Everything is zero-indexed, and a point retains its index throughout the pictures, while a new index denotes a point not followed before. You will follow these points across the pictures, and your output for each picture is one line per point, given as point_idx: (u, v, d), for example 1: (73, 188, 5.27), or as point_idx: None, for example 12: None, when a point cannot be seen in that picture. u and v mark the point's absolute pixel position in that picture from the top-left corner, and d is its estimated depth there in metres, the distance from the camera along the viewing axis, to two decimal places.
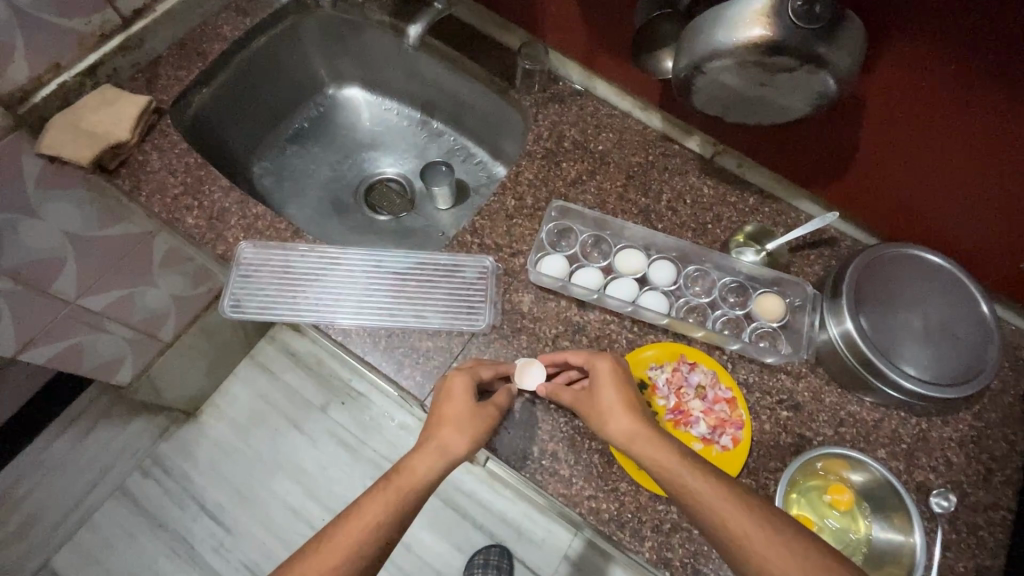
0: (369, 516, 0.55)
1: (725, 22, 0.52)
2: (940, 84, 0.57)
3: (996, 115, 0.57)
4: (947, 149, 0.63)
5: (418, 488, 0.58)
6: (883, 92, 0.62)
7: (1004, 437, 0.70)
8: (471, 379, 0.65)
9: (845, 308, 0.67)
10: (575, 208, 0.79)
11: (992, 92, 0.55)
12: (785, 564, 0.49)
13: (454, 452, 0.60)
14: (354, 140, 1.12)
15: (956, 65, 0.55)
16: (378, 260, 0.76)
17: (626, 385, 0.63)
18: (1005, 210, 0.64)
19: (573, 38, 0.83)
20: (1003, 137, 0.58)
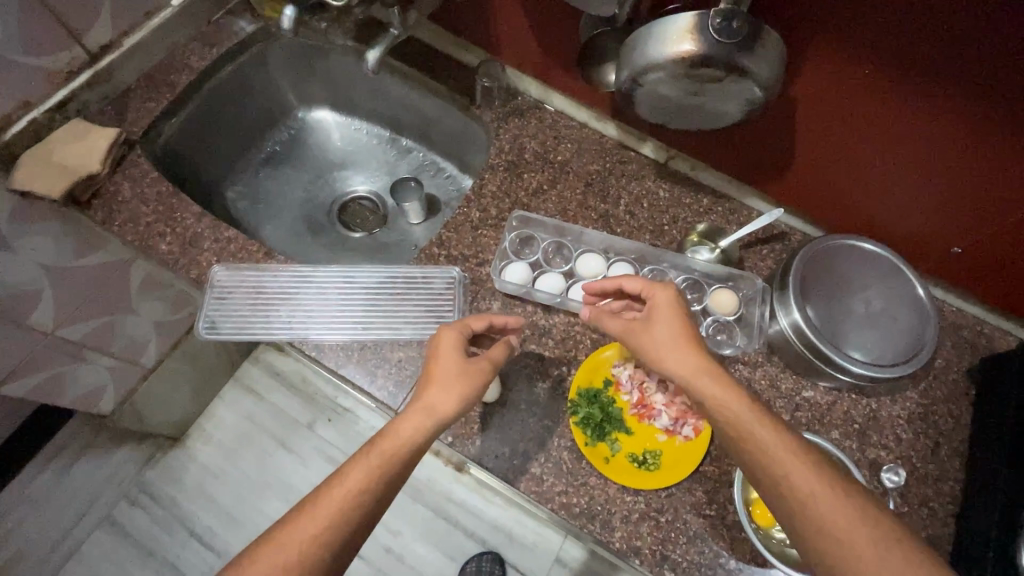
0: (353, 482, 0.55)
1: (655, 38, 0.56)
2: (860, 86, 0.62)
3: (924, 109, 0.60)
4: (883, 142, 0.66)
5: (402, 451, 0.57)
6: (819, 92, 0.65)
7: (949, 412, 0.74)
8: (460, 335, 0.66)
9: (792, 299, 0.71)
10: (535, 217, 0.82)
11: (918, 87, 0.59)
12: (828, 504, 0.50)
13: (440, 412, 0.60)
14: (326, 161, 1.15)
15: (872, 68, 0.60)
16: (349, 276, 0.78)
17: (682, 316, 0.62)
18: (933, 200, 0.69)
19: (528, 54, 0.87)
20: (932, 129, 0.62)
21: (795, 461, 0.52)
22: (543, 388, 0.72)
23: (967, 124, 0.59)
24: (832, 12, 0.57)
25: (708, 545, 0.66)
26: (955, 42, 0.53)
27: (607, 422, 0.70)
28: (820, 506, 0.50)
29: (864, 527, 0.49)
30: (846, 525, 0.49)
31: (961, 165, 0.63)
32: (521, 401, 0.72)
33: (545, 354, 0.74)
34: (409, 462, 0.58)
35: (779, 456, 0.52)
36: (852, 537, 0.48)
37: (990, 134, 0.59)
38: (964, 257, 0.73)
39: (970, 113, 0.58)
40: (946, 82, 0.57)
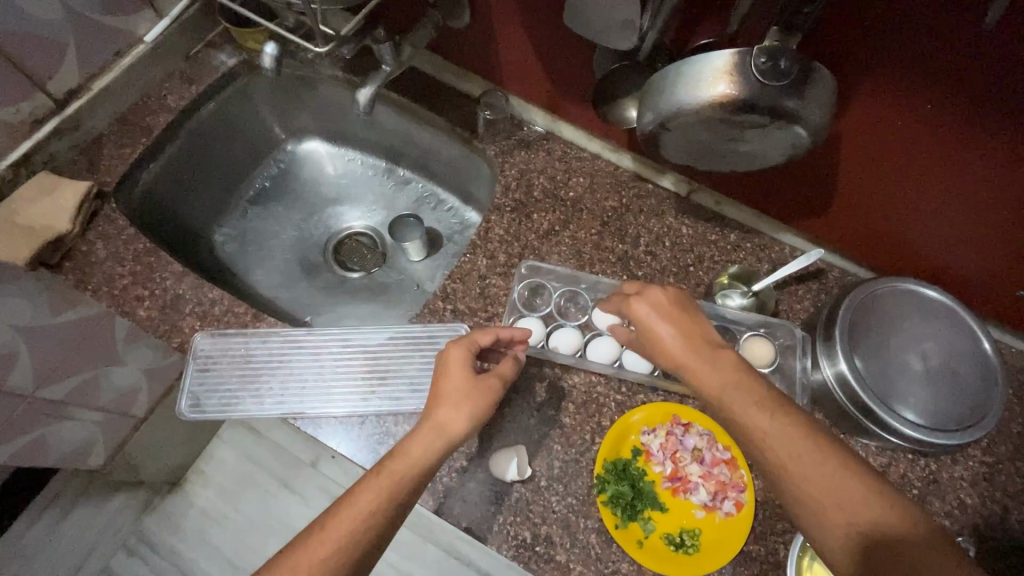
0: (363, 503, 0.48)
1: (686, 77, 0.49)
2: (914, 122, 0.55)
3: (1003, 149, 0.52)
4: (949, 181, 0.58)
5: (413, 472, 0.51)
6: (874, 125, 0.57)
7: (1017, 471, 0.66)
8: (468, 351, 0.60)
9: (839, 349, 0.64)
10: (545, 267, 0.75)
11: (998, 125, 0.50)
12: (798, 467, 0.44)
13: (451, 430, 0.54)
14: (318, 195, 1.08)
15: (930, 103, 0.52)
16: (344, 338, 0.71)
17: (675, 308, 0.55)
18: (998, 241, 0.61)
19: (533, 83, 0.80)
20: (1011, 169, 0.53)
21: (775, 428, 0.45)
22: (566, 461, 0.65)
23: None
24: (897, 41, 0.49)
25: None
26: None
27: (638, 500, 0.62)
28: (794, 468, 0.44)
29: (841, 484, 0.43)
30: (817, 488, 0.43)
31: None
32: (542, 476, 0.65)
33: (565, 421, 0.67)
34: (420, 485, 0.51)
35: (768, 437, 0.45)
36: (842, 515, 0.42)
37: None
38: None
39: None
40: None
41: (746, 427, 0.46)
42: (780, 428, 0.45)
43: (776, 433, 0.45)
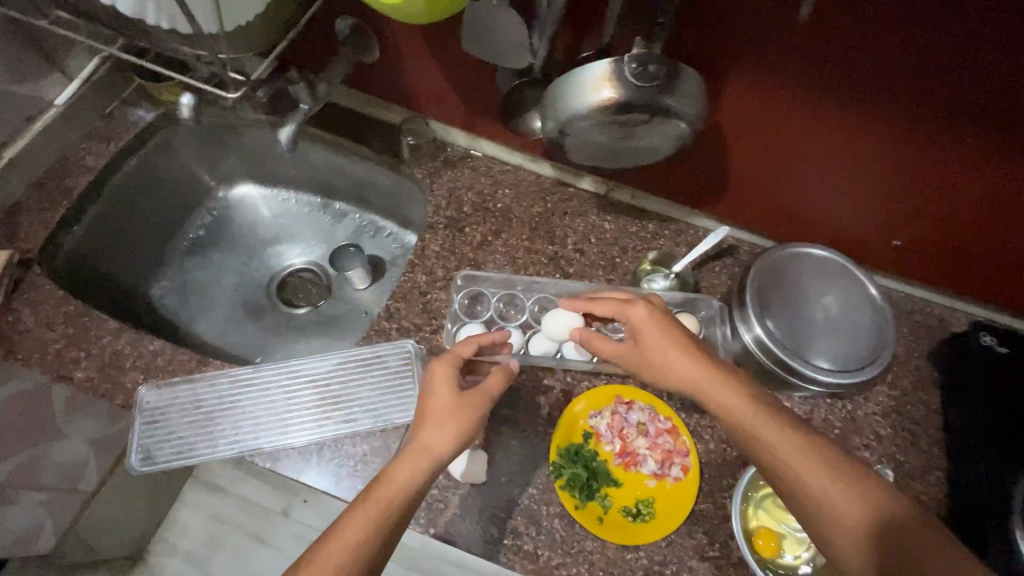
0: (349, 531, 0.50)
1: (573, 88, 0.54)
2: (778, 104, 0.63)
3: (859, 117, 0.61)
4: (822, 151, 0.67)
5: (399, 497, 0.53)
6: (751, 110, 0.65)
7: (921, 400, 0.75)
8: (452, 367, 0.61)
9: (752, 314, 0.71)
10: (481, 274, 0.79)
11: (847, 96, 0.59)
12: (832, 488, 0.51)
13: (437, 450, 0.56)
14: (256, 237, 1.09)
15: (787, 86, 0.61)
16: (293, 369, 0.72)
17: (669, 329, 0.61)
18: (869, 198, 0.71)
19: (450, 107, 0.85)
20: (868, 133, 0.62)
21: (805, 456, 0.53)
22: (523, 455, 0.68)
23: (887, 122, 0.60)
24: (751, 37, 0.57)
25: None
26: (882, 51, 0.54)
27: (593, 480, 0.66)
28: (828, 488, 0.51)
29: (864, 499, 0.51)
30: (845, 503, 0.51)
31: (894, 160, 0.64)
32: (502, 473, 0.67)
33: (518, 417, 0.70)
34: (407, 508, 0.53)
35: (799, 465, 0.53)
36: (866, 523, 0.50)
37: (926, 134, 0.60)
38: (907, 250, 0.75)
39: (891, 112, 0.59)
40: (878, 89, 0.58)
41: (748, 431, 0.55)
42: (787, 440, 0.54)
43: (781, 444, 0.54)
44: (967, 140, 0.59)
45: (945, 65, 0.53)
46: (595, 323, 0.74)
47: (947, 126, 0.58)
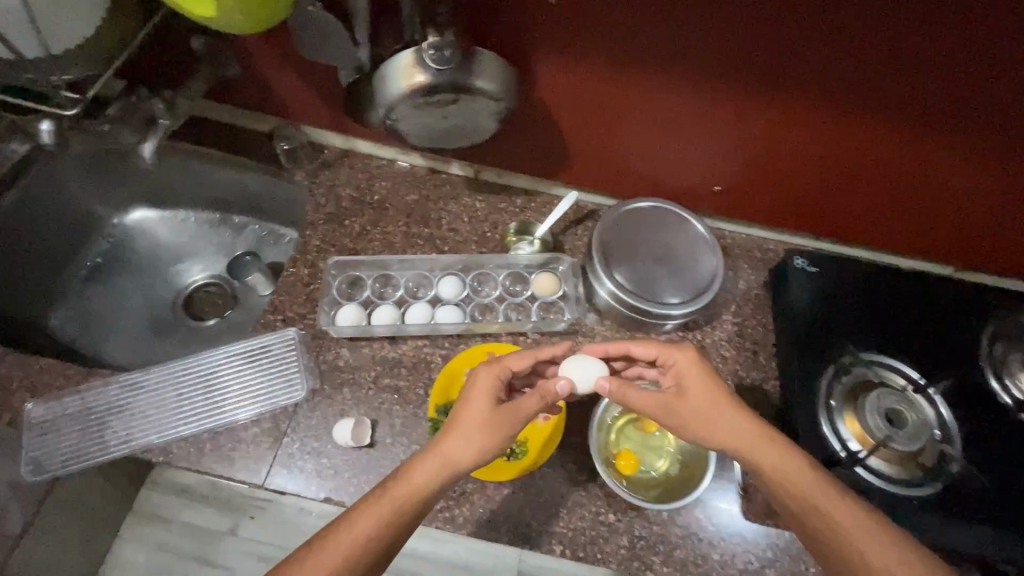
0: (362, 529, 0.54)
1: (387, 78, 0.62)
2: (601, 77, 0.72)
3: (668, 81, 0.70)
4: (647, 113, 0.76)
5: (416, 500, 0.57)
6: (575, 83, 0.73)
7: (761, 322, 0.85)
8: (498, 377, 0.64)
9: (601, 272, 0.79)
10: (352, 259, 0.86)
11: (658, 66, 0.68)
12: (859, 535, 0.56)
13: (459, 460, 0.59)
14: (156, 257, 1.11)
15: (601, 61, 0.69)
16: (181, 368, 0.76)
17: (712, 381, 0.65)
18: (697, 152, 0.81)
19: (316, 113, 0.90)
20: (679, 94, 0.72)
21: (840, 504, 0.57)
22: (406, 417, 0.75)
23: (698, 84, 0.70)
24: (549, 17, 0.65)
25: (587, 510, 0.70)
26: (669, 23, 0.63)
27: None
28: (863, 544, 0.55)
29: (887, 547, 0.55)
30: (873, 552, 0.55)
31: (716, 117, 0.74)
32: (387, 435, 0.74)
33: (400, 383, 0.77)
34: (421, 511, 0.57)
35: (837, 515, 0.57)
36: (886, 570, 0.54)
37: (725, 89, 0.70)
38: (738, 193, 0.86)
39: (697, 76, 0.69)
40: (676, 55, 0.66)
41: (767, 469, 0.60)
42: (799, 468, 0.59)
43: (800, 477, 0.59)
44: (758, 91, 0.69)
45: (721, 29, 0.62)
46: (464, 291, 0.84)
47: (739, 81, 0.68)
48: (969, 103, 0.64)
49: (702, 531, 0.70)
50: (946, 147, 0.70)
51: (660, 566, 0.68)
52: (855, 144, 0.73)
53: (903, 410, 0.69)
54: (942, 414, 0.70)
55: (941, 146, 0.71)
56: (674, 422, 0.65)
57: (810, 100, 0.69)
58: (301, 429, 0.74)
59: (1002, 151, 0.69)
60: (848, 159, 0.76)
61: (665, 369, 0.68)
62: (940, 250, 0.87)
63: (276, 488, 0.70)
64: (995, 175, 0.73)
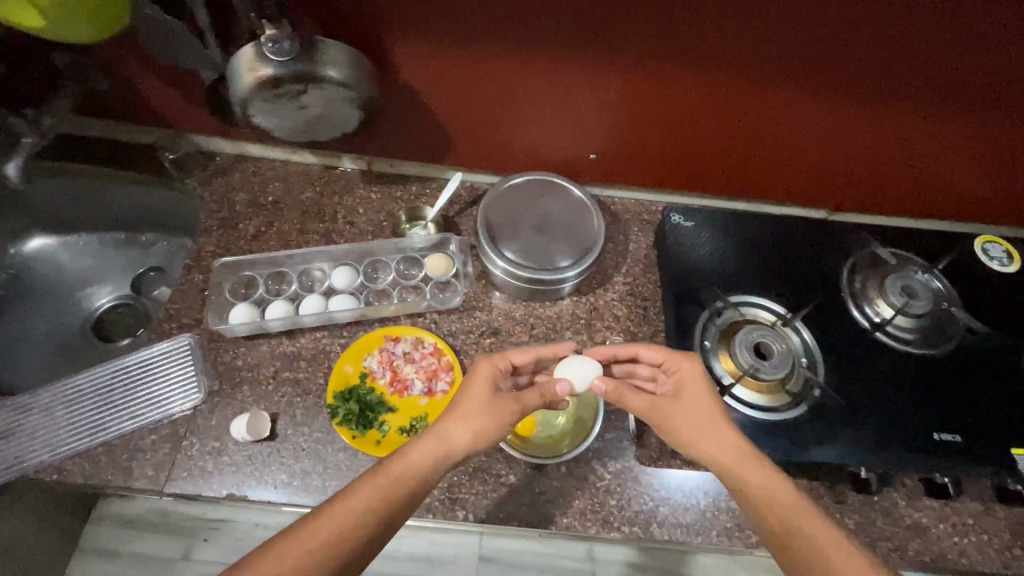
0: (363, 499, 0.55)
1: (234, 75, 0.63)
2: (469, 63, 0.73)
3: (524, 56, 0.72)
4: (513, 89, 0.77)
5: (414, 477, 0.58)
6: (435, 66, 0.74)
7: (649, 280, 0.89)
8: (493, 369, 0.67)
9: (490, 251, 0.80)
10: (242, 259, 0.86)
11: (523, 48, 0.71)
12: (835, 555, 0.54)
13: (456, 444, 0.60)
14: (55, 283, 1.02)
15: (463, 46, 0.71)
16: (72, 385, 0.76)
17: (715, 398, 0.64)
18: (576, 126, 0.84)
19: (197, 121, 0.90)
20: (537, 68, 0.74)
21: (821, 528, 0.56)
22: (307, 406, 0.76)
23: (567, 62, 0.72)
24: (388, 3, 0.66)
25: (489, 473, 0.73)
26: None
27: (369, 410, 0.76)
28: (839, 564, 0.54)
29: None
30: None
31: (592, 91, 0.77)
32: (287, 426, 0.75)
33: (299, 376, 0.78)
34: (421, 492, 0.58)
35: (820, 539, 0.55)
36: None
37: (579, 60, 0.72)
38: (616, 158, 0.89)
39: (563, 54, 0.71)
40: (523, 31, 0.68)
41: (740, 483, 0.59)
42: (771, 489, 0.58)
43: (772, 493, 0.58)
44: (609, 59, 0.71)
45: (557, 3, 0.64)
46: (358, 280, 0.86)
47: (589, 51, 0.70)
48: (818, 54, 0.68)
49: (598, 479, 0.74)
50: (792, 97, 0.75)
51: (560, 518, 0.71)
52: (712, 103, 0.77)
53: (770, 341, 0.75)
54: (805, 341, 0.78)
55: (788, 97, 0.75)
56: (667, 424, 0.64)
57: (660, 64, 0.71)
58: (200, 431, 0.74)
59: (839, 96, 0.74)
60: (710, 117, 0.80)
61: (668, 374, 0.68)
62: (808, 194, 0.93)
63: (177, 491, 0.70)
64: (841, 119, 0.78)
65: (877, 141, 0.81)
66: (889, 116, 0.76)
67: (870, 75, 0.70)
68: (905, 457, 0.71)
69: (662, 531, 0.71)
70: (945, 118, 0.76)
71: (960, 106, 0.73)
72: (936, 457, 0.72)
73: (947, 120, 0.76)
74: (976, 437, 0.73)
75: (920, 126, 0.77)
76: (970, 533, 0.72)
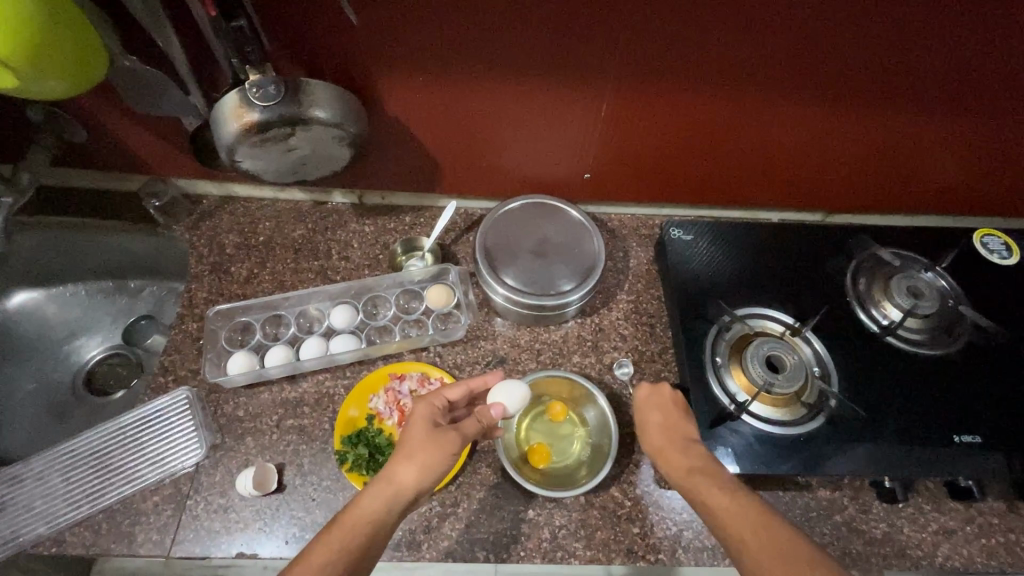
0: (314, 559, 0.49)
1: (218, 121, 0.62)
2: (455, 93, 0.72)
3: (512, 82, 0.71)
4: (502, 115, 0.76)
5: (364, 526, 0.52)
6: (422, 98, 0.73)
7: (653, 296, 0.88)
8: (432, 408, 0.64)
9: (491, 280, 0.78)
10: (235, 306, 0.84)
11: (509, 74, 0.70)
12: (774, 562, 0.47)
13: (399, 481, 0.56)
14: (45, 340, 0.98)
15: (448, 79, 0.70)
16: (67, 450, 0.73)
17: (675, 415, 0.65)
18: (567, 146, 0.83)
19: (181, 165, 0.87)
20: (525, 92, 0.73)
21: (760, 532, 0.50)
22: (314, 454, 0.74)
23: (553, 85, 0.72)
24: (374, 43, 0.65)
25: (506, 509, 0.71)
26: (492, 27, 0.63)
27: (378, 453, 0.73)
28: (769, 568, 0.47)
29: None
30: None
31: (581, 112, 0.76)
32: (295, 477, 0.72)
33: (304, 423, 0.76)
34: (372, 543, 0.52)
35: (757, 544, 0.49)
36: None
37: (568, 82, 0.71)
38: (609, 176, 0.88)
39: (549, 78, 0.70)
40: (510, 57, 0.67)
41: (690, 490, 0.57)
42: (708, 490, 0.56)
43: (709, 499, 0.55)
44: (598, 79, 0.71)
45: (541, 28, 0.63)
46: (357, 317, 0.84)
47: (575, 72, 0.70)
48: (799, 63, 0.68)
49: (619, 507, 0.72)
50: (781, 105, 0.74)
51: (583, 551, 0.69)
52: (700, 116, 0.76)
53: (782, 354, 0.74)
54: (817, 350, 0.77)
55: (776, 104, 0.74)
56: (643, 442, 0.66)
57: (649, 80, 0.71)
58: (204, 489, 0.71)
59: (829, 101, 0.74)
60: (699, 129, 0.79)
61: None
62: (804, 198, 0.93)
63: (183, 554, 0.67)
64: (829, 123, 0.77)
65: (866, 142, 0.81)
66: (879, 118, 0.76)
67: (859, 79, 0.70)
68: (925, 461, 0.71)
69: (688, 556, 0.70)
70: (932, 115, 0.76)
71: (948, 103, 0.73)
72: (956, 459, 0.71)
73: (930, 117, 0.76)
74: (995, 435, 0.73)
75: (909, 125, 0.78)
76: (997, 534, 0.72)
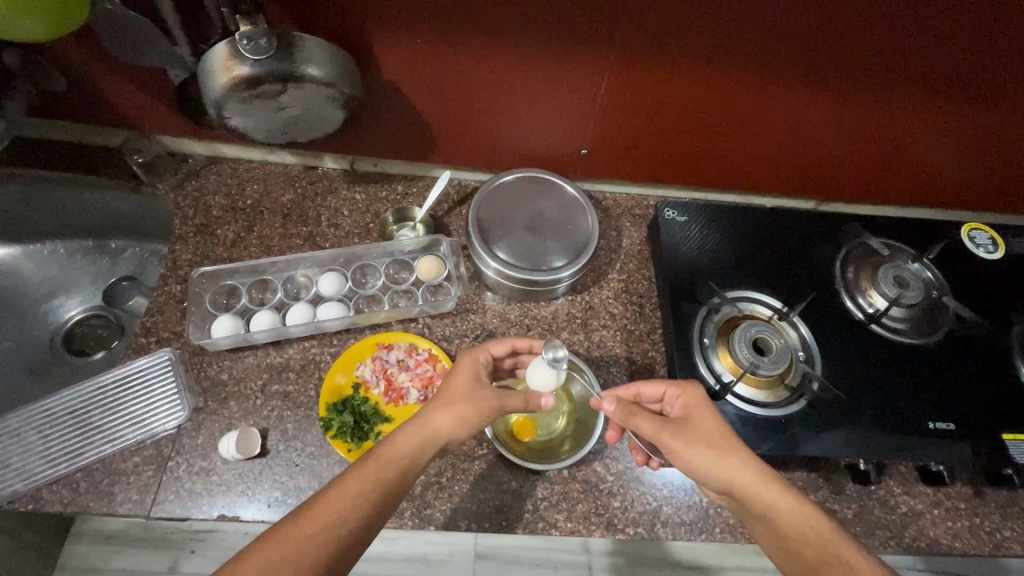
0: (352, 488, 0.53)
1: (207, 74, 0.59)
2: (452, 59, 0.70)
3: (515, 50, 0.69)
4: (501, 84, 0.75)
5: (398, 465, 0.56)
6: (418, 63, 0.71)
7: (644, 277, 0.88)
8: (475, 362, 0.66)
9: (483, 252, 0.78)
10: (221, 268, 0.82)
11: (506, 41, 0.68)
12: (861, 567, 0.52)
13: (439, 429, 0.58)
14: (19, 297, 0.95)
15: (444, 44, 0.68)
16: (45, 408, 0.72)
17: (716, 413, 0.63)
18: (565, 119, 0.81)
19: (167, 122, 0.84)
20: (526, 62, 0.71)
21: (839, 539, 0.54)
22: (298, 420, 0.73)
23: (554, 56, 0.70)
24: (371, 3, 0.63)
25: (490, 480, 0.72)
26: None
27: (364, 422, 0.73)
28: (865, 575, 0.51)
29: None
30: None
31: (580, 85, 0.74)
32: (278, 442, 0.72)
33: (289, 389, 0.75)
34: (408, 479, 0.56)
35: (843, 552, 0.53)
36: None
37: (568, 53, 0.69)
38: (606, 151, 0.87)
39: (548, 48, 0.69)
40: (512, 24, 0.65)
41: (774, 507, 0.56)
42: (802, 511, 0.56)
43: (811, 524, 0.55)
44: (601, 52, 0.69)
45: None
46: (346, 285, 0.83)
47: (576, 43, 0.68)
48: (801, 46, 0.67)
49: (601, 482, 0.73)
50: (781, 89, 0.73)
51: (564, 523, 0.70)
52: (700, 96, 0.75)
53: (769, 337, 0.75)
54: (804, 336, 0.78)
55: (777, 89, 0.73)
56: (681, 447, 0.59)
57: (653, 56, 0.69)
58: (185, 451, 0.71)
59: (828, 87, 0.73)
60: (700, 109, 0.78)
61: (671, 403, 0.66)
62: (797, 185, 0.93)
63: (163, 515, 0.67)
64: (829, 109, 0.77)
65: (865, 130, 0.81)
66: (881, 107, 0.76)
67: (859, 67, 0.69)
68: (901, 447, 0.72)
69: (665, 531, 0.71)
70: (933, 106, 0.75)
71: (950, 96, 0.73)
72: (928, 444, 0.73)
73: (930, 108, 0.76)
74: (969, 424, 0.75)
75: (910, 114, 0.77)
76: (963, 517, 0.74)
